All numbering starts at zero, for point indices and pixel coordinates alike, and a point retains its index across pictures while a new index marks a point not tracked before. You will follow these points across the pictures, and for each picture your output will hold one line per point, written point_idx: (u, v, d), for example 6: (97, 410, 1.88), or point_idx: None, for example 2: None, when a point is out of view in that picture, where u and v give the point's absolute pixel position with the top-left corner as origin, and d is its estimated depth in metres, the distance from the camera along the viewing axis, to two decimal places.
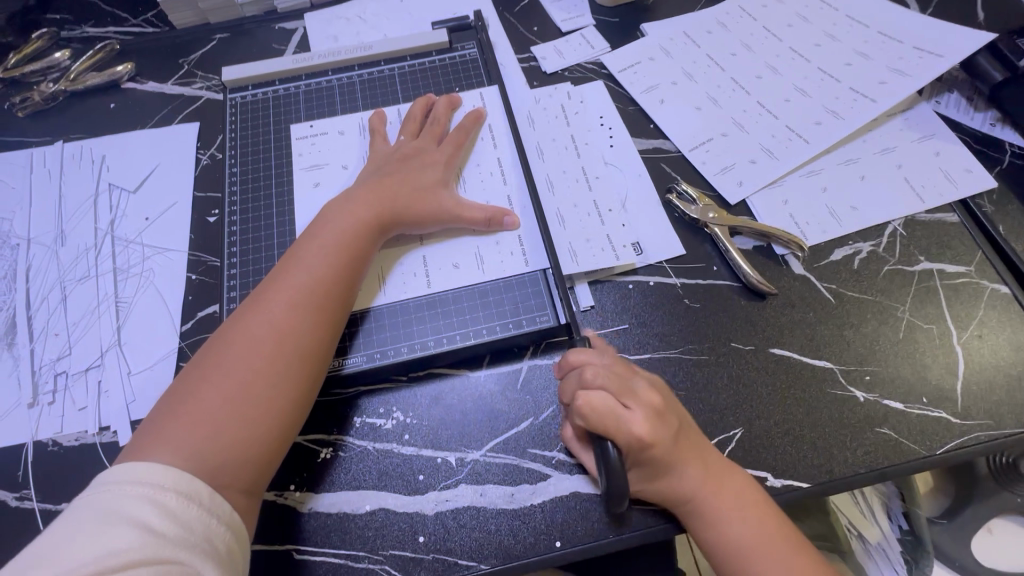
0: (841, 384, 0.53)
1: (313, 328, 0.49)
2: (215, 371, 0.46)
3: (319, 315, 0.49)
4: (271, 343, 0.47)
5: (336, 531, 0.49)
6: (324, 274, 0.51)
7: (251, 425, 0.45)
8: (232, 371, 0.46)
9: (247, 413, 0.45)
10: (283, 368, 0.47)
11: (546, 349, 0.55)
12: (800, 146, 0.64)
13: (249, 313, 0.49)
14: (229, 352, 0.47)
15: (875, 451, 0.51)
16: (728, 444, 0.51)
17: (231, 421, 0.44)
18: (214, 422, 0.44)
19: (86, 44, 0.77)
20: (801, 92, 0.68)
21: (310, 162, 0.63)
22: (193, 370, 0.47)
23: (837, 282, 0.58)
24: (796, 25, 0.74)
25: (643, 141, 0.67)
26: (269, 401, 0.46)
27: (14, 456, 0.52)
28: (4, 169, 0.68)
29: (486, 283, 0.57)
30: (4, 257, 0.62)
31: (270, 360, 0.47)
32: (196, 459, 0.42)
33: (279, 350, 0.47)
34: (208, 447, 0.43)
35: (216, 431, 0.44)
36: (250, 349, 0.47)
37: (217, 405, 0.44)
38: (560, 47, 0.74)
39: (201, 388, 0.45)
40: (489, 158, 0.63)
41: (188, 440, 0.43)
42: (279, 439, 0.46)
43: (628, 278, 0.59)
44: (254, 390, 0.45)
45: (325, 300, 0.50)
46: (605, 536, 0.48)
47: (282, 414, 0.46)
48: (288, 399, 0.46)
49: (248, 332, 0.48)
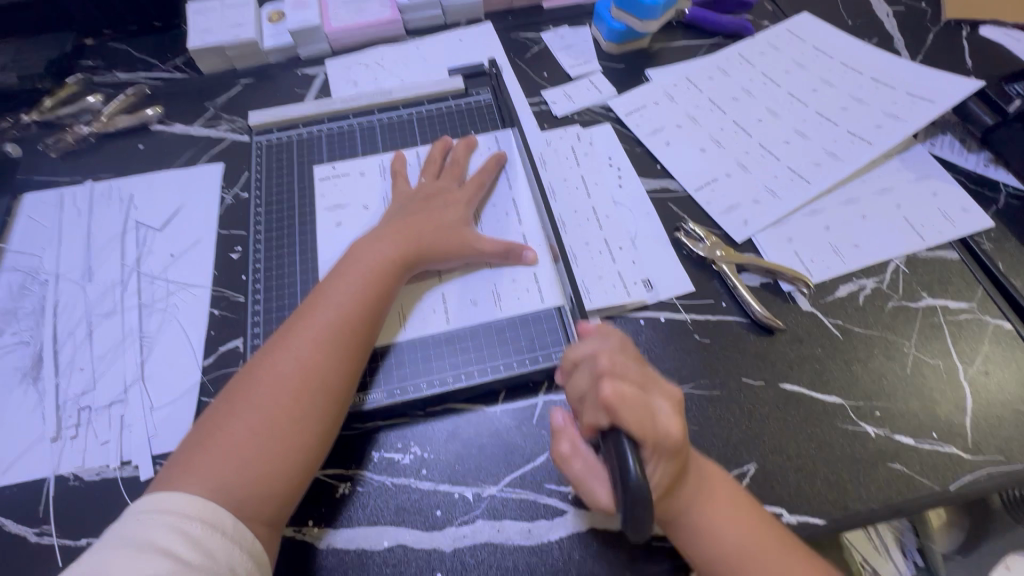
0: (851, 419, 0.54)
1: (339, 362, 0.50)
2: (245, 406, 0.47)
3: (345, 352, 0.51)
4: (298, 378, 0.48)
5: (354, 568, 0.49)
6: (350, 310, 0.52)
7: (277, 458, 0.46)
8: (262, 404, 0.47)
9: (274, 445, 0.46)
10: (310, 404, 0.48)
11: (561, 385, 0.57)
12: (801, 187, 0.67)
13: (279, 347, 0.50)
14: (258, 386, 0.48)
15: (888, 486, 0.51)
16: (741, 480, 0.52)
17: (259, 453, 0.45)
18: (242, 456, 0.45)
19: (117, 89, 0.81)
20: (801, 135, 0.71)
21: (331, 202, 0.66)
22: (224, 403, 0.48)
23: (842, 317, 0.60)
24: (793, 72, 0.78)
25: (650, 181, 0.70)
26: (296, 433, 0.47)
27: (37, 490, 0.53)
28: (35, 207, 0.70)
29: (502, 318, 0.58)
30: (33, 292, 0.64)
31: (298, 393, 0.48)
32: (222, 494, 0.43)
33: (307, 384, 0.48)
34: (233, 478, 0.44)
35: (245, 464, 0.45)
36: (279, 384, 0.48)
37: (246, 439, 0.46)
38: (569, 92, 0.78)
39: (230, 421, 0.46)
40: (504, 199, 0.66)
41: (216, 474, 0.44)
42: (304, 472, 0.47)
43: (639, 313, 0.60)
44: (282, 422, 0.47)
45: (351, 335, 0.52)
46: (622, 572, 0.48)
47: (308, 448, 0.47)
48: (313, 432, 0.47)
49: (277, 368, 0.49)
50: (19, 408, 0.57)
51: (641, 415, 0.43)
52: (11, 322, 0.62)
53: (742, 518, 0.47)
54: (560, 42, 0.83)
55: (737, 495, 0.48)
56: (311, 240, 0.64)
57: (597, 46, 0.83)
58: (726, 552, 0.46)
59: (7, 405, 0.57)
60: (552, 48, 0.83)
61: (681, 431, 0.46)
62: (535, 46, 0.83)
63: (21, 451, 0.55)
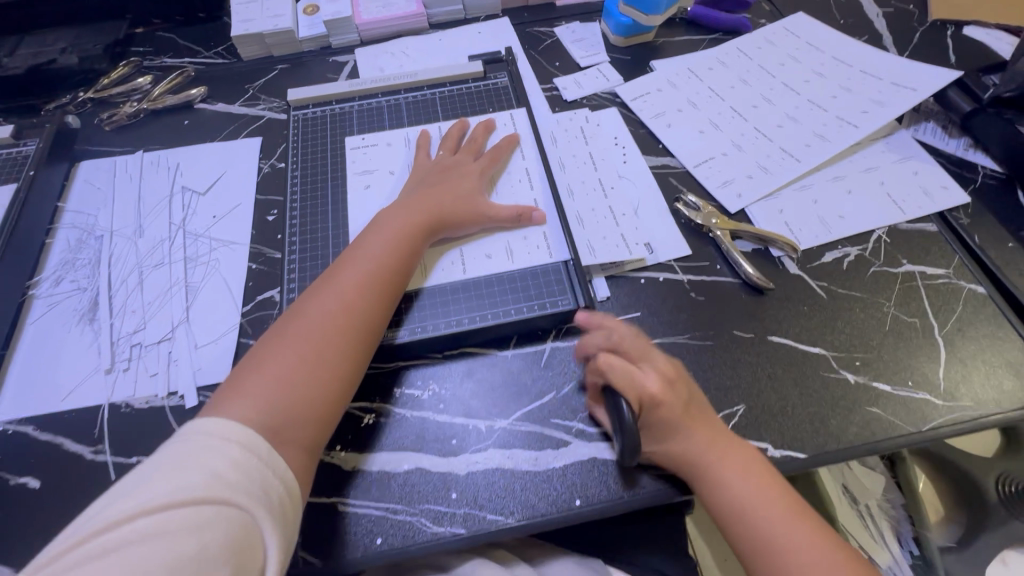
0: (834, 368, 0.59)
1: (375, 303, 0.56)
2: (291, 339, 0.53)
3: (381, 294, 0.57)
4: (339, 315, 0.54)
5: (377, 487, 0.54)
6: (386, 259, 0.59)
7: (314, 390, 0.51)
8: (303, 343, 0.52)
9: (312, 378, 0.51)
10: (344, 344, 0.53)
11: (566, 332, 0.62)
12: (792, 164, 0.73)
13: (319, 294, 0.56)
14: (299, 328, 0.53)
15: (866, 427, 0.56)
16: (731, 419, 0.56)
17: (307, 379, 0.51)
18: (283, 388, 0.50)
19: (164, 71, 0.89)
20: (793, 119, 0.77)
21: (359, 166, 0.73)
22: (268, 342, 0.53)
23: (828, 280, 0.65)
24: (787, 64, 0.84)
25: (652, 158, 0.76)
26: (332, 369, 0.52)
27: (93, 415, 0.59)
28: (91, 173, 0.77)
29: (514, 270, 0.64)
30: (89, 246, 0.70)
31: (338, 329, 0.54)
32: (264, 419, 0.48)
33: (344, 328, 0.54)
34: (275, 405, 0.49)
35: (292, 389, 0.50)
36: (321, 321, 0.54)
37: (288, 372, 0.51)
38: (579, 80, 0.84)
39: (273, 356, 0.52)
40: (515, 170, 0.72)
41: (259, 401, 0.48)
42: (342, 397, 0.53)
43: (639, 273, 0.66)
44: (322, 355, 0.52)
45: (386, 281, 0.58)
46: (621, 495, 0.53)
47: (346, 376, 0.53)
48: (346, 369, 0.53)
49: (317, 312, 0.54)
50: (78, 345, 0.63)
51: (627, 379, 0.52)
52: (70, 271, 0.68)
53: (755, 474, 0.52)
54: (571, 36, 0.90)
55: (752, 456, 0.53)
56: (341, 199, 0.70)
57: (605, 40, 0.90)
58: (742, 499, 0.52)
59: (67, 342, 0.63)
60: (564, 40, 0.90)
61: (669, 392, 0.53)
62: (547, 39, 0.90)
63: (79, 381, 0.61)
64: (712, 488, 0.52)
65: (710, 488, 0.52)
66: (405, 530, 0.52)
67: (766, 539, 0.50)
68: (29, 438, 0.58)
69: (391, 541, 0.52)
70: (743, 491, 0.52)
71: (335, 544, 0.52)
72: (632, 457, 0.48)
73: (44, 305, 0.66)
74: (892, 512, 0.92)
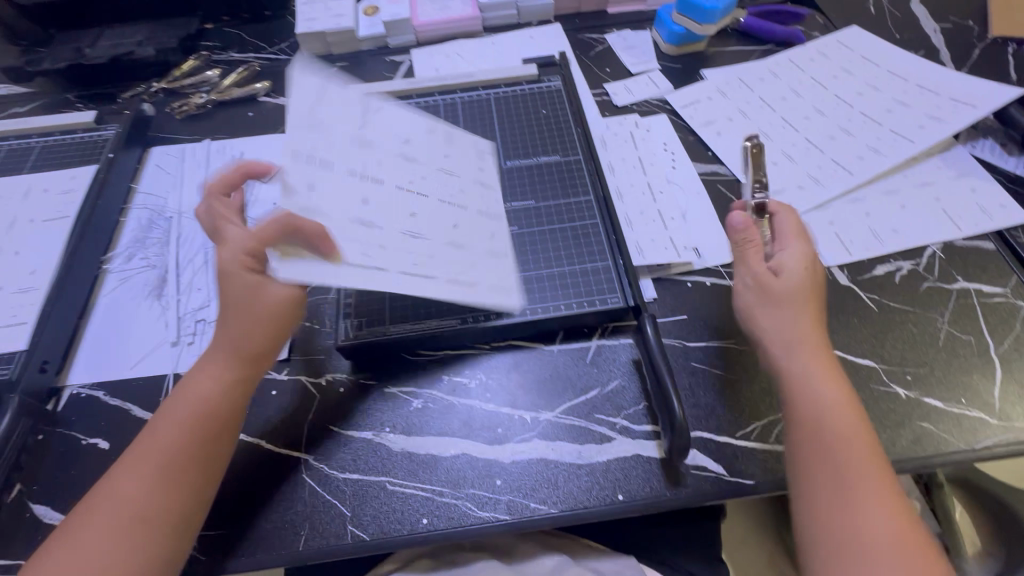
0: (883, 381, 0.59)
1: (204, 415, 0.50)
2: (130, 456, 0.49)
3: (220, 399, 0.51)
4: (164, 425, 0.49)
5: (423, 469, 0.56)
6: (219, 359, 0.52)
7: (166, 506, 0.47)
8: (154, 453, 0.48)
9: (158, 494, 0.47)
10: (197, 450, 0.49)
11: (612, 332, 0.63)
12: (844, 176, 0.72)
13: (194, 380, 0.52)
14: (162, 428, 0.49)
15: (916, 441, 0.55)
16: (777, 425, 0.56)
17: (132, 509, 0.46)
18: (121, 511, 0.46)
19: (231, 66, 0.94)
20: (846, 132, 0.77)
21: (361, 135, 0.58)
22: (130, 455, 0.49)
23: (878, 293, 0.64)
24: (840, 77, 0.84)
25: (701, 165, 0.76)
26: (181, 476, 0.48)
27: (159, 383, 0.62)
28: (161, 158, 0.82)
29: (565, 267, 0.65)
30: (159, 226, 0.74)
31: (159, 442, 0.49)
32: (93, 554, 0.45)
33: (190, 425, 0.50)
34: (104, 540, 0.45)
35: (117, 516, 0.46)
36: (171, 424, 0.49)
37: (134, 491, 0.47)
38: (629, 86, 0.86)
39: (129, 471, 0.48)
40: (470, 222, 0.59)
41: (90, 535, 0.45)
42: (173, 534, 0.47)
43: (686, 277, 0.67)
44: (157, 475, 0.47)
45: (241, 380, 0.53)
46: (663, 493, 0.53)
47: (186, 498, 0.48)
48: (196, 477, 0.49)
49: (184, 403, 0.51)
50: (147, 317, 0.67)
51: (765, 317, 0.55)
52: (141, 249, 0.72)
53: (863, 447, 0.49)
54: (622, 43, 0.92)
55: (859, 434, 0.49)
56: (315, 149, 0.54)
57: (656, 48, 0.91)
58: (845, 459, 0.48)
59: (137, 314, 0.67)
60: (615, 47, 0.91)
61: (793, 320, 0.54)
62: (599, 45, 0.92)
63: (147, 351, 0.64)
64: (803, 367, 0.52)
65: (805, 367, 0.52)
66: (450, 513, 0.53)
67: (829, 430, 0.49)
68: (100, 402, 0.61)
69: (436, 523, 0.53)
70: (829, 387, 0.51)
71: (381, 523, 0.53)
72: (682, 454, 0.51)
73: (116, 279, 0.70)
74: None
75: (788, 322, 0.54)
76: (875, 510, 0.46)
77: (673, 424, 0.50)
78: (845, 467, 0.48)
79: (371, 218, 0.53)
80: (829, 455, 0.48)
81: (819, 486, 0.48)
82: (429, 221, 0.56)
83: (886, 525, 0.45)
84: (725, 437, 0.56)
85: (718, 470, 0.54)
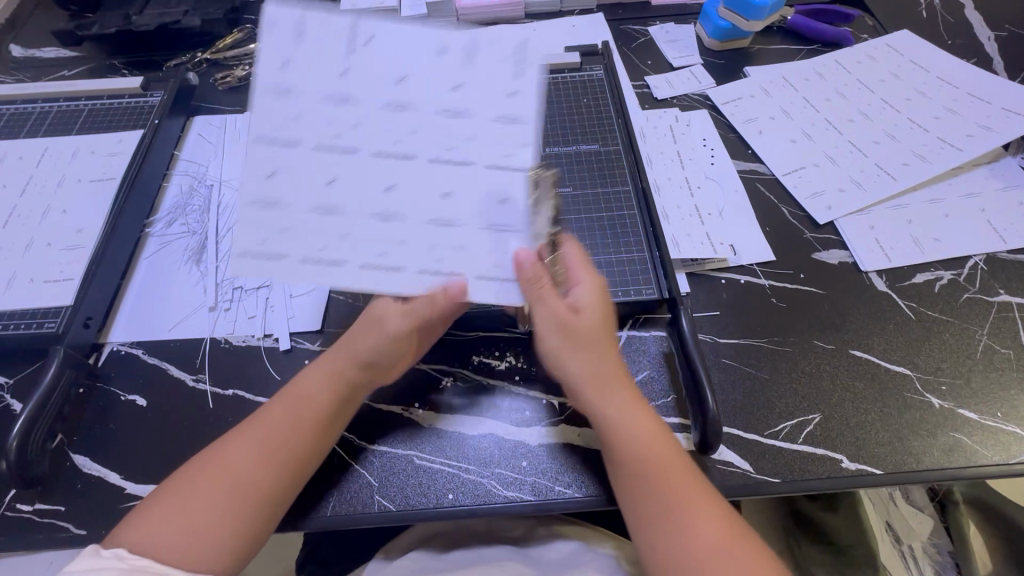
0: (918, 390, 0.58)
1: (313, 414, 0.51)
2: (244, 425, 0.50)
3: (332, 407, 0.52)
4: (281, 407, 0.50)
5: (451, 446, 0.56)
6: (342, 369, 0.53)
7: (271, 484, 0.47)
8: (268, 433, 0.49)
9: (270, 472, 0.47)
10: (307, 438, 0.50)
11: (643, 323, 0.63)
12: (887, 182, 0.71)
13: (313, 375, 0.53)
14: (279, 409, 0.50)
15: (949, 451, 0.54)
16: (807, 426, 0.56)
17: (227, 472, 0.46)
18: (231, 482, 0.46)
19: None
20: (891, 137, 0.76)
21: (341, 89, 0.47)
22: (241, 429, 0.49)
23: (917, 301, 0.63)
24: (888, 81, 0.82)
25: (741, 163, 0.76)
26: (293, 460, 0.49)
27: (196, 346, 0.64)
28: (204, 127, 0.83)
29: (600, 257, 0.65)
30: (199, 194, 0.76)
31: (276, 421, 0.49)
32: (194, 518, 0.44)
33: (309, 414, 0.50)
34: (208, 506, 0.45)
35: (215, 476, 0.46)
36: (289, 408, 0.50)
37: (245, 465, 0.47)
38: (671, 79, 0.85)
39: (240, 447, 0.48)
40: (466, 184, 0.47)
41: (199, 499, 0.45)
42: (272, 509, 0.47)
43: (720, 274, 0.66)
44: (263, 451, 0.48)
45: (351, 395, 0.53)
46: None
47: (274, 481, 0.47)
48: (303, 466, 0.50)
49: (303, 392, 0.51)
50: (185, 282, 0.68)
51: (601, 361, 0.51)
52: (182, 215, 0.74)
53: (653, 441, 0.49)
54: (665, 36, 0.91)
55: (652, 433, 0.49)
56: (303, 110, 0.46)
57: (699, 42, 0.90)
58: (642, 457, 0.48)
59: (176, 278, 0.69)
60: (658, 40, 0.90)
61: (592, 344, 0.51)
62: (641, 37, 0.91)
63: (185, 315, 0.66)
64: (606, 403, 0.49)
65: (615, 407, 0.49)
66: (475, 490, 0.54)
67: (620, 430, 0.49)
68: (139, 361, 0.63)
69: (461, 500, 0.53)
70: (638, 418, 0.49)
71: (408, 496, 0.53)
72: (711, 448, 0.51)
73: (157, 243, 0.71)
74: (935, 557, 0.89)
75: (593, 359, 0.50)
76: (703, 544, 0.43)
77: (704, 417, 0.51)
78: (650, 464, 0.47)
79: (373, 193, 0.47)
80: (652, 496, 0.46)
81: (648, 520, 0.46)
82: (415, 189, 0.47)
83: (716, 547, 0.43)
84: (754, 435, 0.56)
85: (746, 467, 0.54)
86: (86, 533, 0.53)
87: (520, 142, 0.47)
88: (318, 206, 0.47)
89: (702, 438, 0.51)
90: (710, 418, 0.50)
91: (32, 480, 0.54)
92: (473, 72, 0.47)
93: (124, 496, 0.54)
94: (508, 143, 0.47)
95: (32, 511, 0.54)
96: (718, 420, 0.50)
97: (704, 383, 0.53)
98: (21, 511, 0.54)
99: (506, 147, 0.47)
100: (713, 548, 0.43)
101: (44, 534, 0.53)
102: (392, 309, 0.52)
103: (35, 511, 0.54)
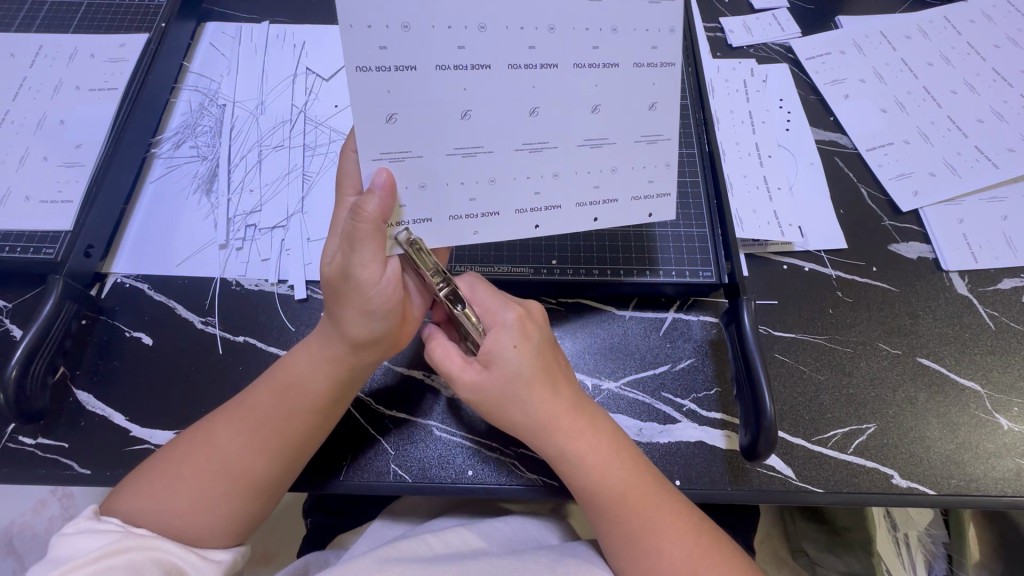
0: (986, 408, 0.53)
1: (308, 403, 0.45)
2: (236, 400, 0.46)
3: (327, 393, 0.46)
4: (270, 390, 0.46)
5: (472, 420, 0.52)
6: (330, 353, 0.45)
7: (256, 477, 0.44)
8: (251, 427, 0.44)
9: (253, 466, 0.44)
10: (294, 431, 0.45)
11: (692, 306, 0.57)
12: (987, 170, 0.62)
13: (301, 357, 0.46)
14: (263, 398, 0.45)
15: (1012, 478, 0.50)
16: (858, 436, 0.51)
17: (213, 460, 0.44)
18: (212, 471, 0.43)
19: None
20: (998, 116, 0.65)
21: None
22: (223, 416, 0.45)
23: (998, 308, 0.57)
24: (1003, 47, 0.70)
25: (820, 132, 0.67)
26: (278, 452, 0.45)
27: (203, 286, 0.59)
28: (215, 36, 0.73)
29: (654, 228, 0.58)
30: (211, 114, 0.68)
31: (261, 408, 0.45)
32: (173, 506, 0.42)
33: (295, 405, 0.45)
34: (187, 495, 0.43)
35: (200, 460, 0.44)
36: (277, 398, 0.45)
37: (227, 458, 0.44)
38: (749, 24, 0.74)
39: (219, 436, 0.44)
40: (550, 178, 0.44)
41: (177, 483, 0.43)
42: (258, 498, 0.44)
43: (783, 259, 0.59)
44: (249, 441, 0.44)
45: (347, 379, 0.46)
46: (723, 488, 0.50)
47: (266, 471, 0.44)
48: (292, 458, 0.45)
49: (290, 377, 0.46)
50: (194, 214, 0.63)
51: (539, 385, 0.45)
52: (191, 136, 0.67)
53: (609, 463, 0.45)
54: None
55: (607, 456, 0.45)
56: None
57: None
58: (595, 482, 0.45)
59: (184, 209, 0.63)
60: None
61: (523, 372, 0.44)
62: None
63: (195, 250, 0.61)
64: (547, 442, 0.45)
65: (557, 445, 0.45)
66: (494, 469, 0.51)
67: (560, 456, 0.45)
68: (144, 296, 0.58)
69: (479, 477, 0.50)
70: (588, 447, 0.45)
71: (424, 468, 0.50)
72: (757, 456, 0.47)
73: (163, 166, 0.65)
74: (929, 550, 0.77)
75: (527, 408, 0.45)
76: (665, 561, 0.43)
77: (760, 422, 0.46)
78: (603, 491, 0.45)
79: (463, 142, 0.41)
80: (611, 513, 0.44)
81: (609, 536, 0.45)
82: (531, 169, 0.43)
83: (675, 554, 0.43)
84: (800, 440, 0.51)
85: (787, 474, 0.50)
86: (90, 472, 0.51)
87: (665, 163, 0.45)
88: (466, 144, 0.41)
89: (755, 442, 0.47)
90: (765, 421, 0.46)
91: (35, 414, 0.51)
92: (469, 54, 0.39)
93: (129, 439, 0.52)
94: (658, 168, 0.45)
95: (33, 445, 0.52)
96: (775, 424, 0.46)
97: (762, 381, 0.48)
98: (24, 444, 0.52)
99: (651, 169, 0.45)
100: (675, 563, 0.42)
101: (46, 469, 0.51)
102: (361, 262, 0.41)
103: (36, 446, 0.52)
